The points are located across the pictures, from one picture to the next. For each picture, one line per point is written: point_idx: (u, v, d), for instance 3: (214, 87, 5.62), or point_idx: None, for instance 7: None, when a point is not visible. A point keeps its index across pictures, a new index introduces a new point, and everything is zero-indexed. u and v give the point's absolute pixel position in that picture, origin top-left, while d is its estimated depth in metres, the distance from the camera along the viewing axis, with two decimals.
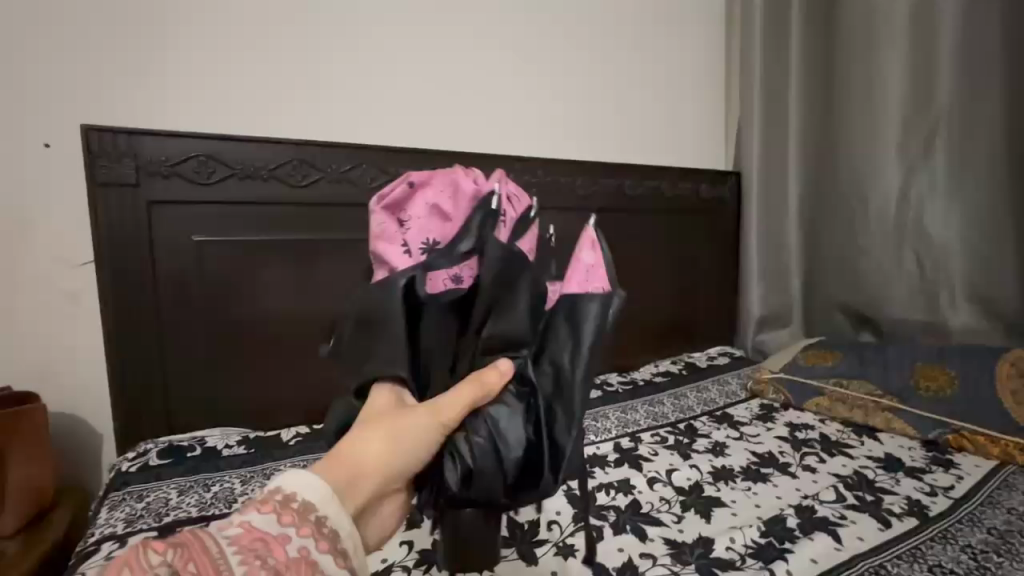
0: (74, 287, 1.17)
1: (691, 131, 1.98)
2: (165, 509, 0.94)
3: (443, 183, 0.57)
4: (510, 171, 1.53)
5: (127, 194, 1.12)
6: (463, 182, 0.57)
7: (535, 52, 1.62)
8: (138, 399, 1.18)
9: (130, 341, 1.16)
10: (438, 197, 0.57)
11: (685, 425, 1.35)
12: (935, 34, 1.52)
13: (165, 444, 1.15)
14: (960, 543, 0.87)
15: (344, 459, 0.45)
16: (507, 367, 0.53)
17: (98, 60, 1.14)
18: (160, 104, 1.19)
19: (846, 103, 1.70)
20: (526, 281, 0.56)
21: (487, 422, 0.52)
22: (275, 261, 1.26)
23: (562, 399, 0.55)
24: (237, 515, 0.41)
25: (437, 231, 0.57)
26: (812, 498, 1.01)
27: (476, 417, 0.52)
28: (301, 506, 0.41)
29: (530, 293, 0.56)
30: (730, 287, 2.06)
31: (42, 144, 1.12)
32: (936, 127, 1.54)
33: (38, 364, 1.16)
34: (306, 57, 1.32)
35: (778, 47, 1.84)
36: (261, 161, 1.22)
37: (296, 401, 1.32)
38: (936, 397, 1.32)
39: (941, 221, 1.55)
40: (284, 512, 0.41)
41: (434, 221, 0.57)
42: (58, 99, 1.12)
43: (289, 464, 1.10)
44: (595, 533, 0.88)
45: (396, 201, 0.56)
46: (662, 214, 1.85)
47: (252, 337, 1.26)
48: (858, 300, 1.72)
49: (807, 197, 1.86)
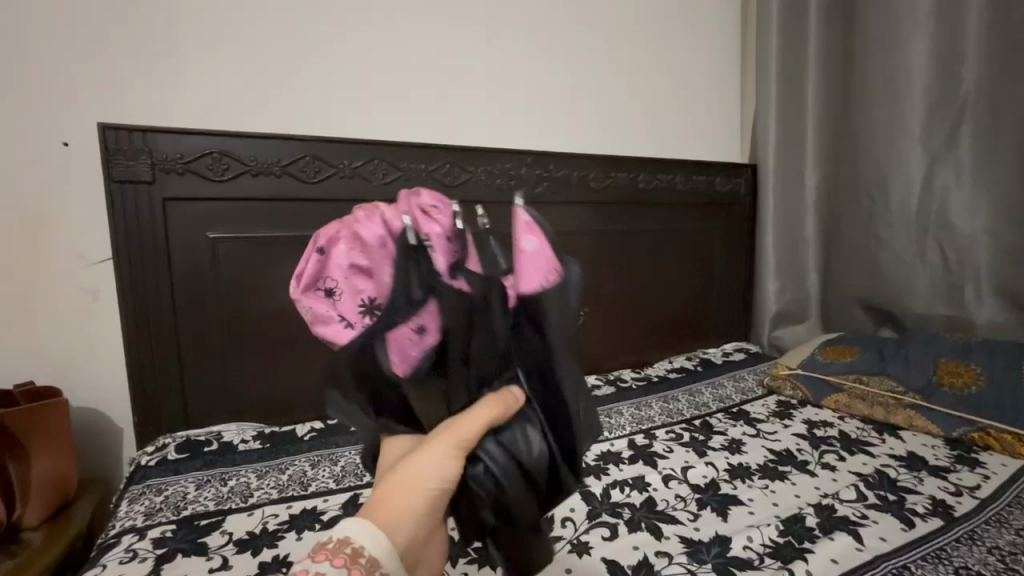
0: (93, 283, 1.19)
1: (705, 124, 1.94)
2: (183, 502, 0.95)
3: (348, 243, 0.57)
4: (522, 166, 1.52)
5: (143, 192, 1.13)
6: (363, 235, 0.57)
7: (546, 44, 1.60)
8: (157, 394, 1.19)
9: (148, 337, 1.17)
10: (353, 256, 0.57)
11: (701, 422, 1.33)
12: (960, 19, 1.47)
13: (183, 438, 1.17)
14: (986, 545, 0.85)
15: (387, 507, 0.48)
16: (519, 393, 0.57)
17: (113, 58, 1.15)
18: (176, 103, 1.20)
19: (866, 92, 1.65)
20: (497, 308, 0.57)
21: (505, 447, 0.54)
22: (289, 257, 1.27)
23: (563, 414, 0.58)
24: (308, 563, 0.44)
25: (367, 287, 0.56)
26: (831, 497, 0.99)
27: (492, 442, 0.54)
28: (368, 561, 0.44)
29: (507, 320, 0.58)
30: (746, 283, 2.02)
31: (61, 142, 1.13)
32: (962, 115, 1.49)
33: (58, 358, 1.18)
34: (317, 53, 1.32)
35: (797, 35, 1.79)
36: (274, 158, 1.22)
37: (310, 397, 1.33)
38: (961, 394, 1.29)
39: (966, 212, 1.50)
40: (354, 566, 0.44)
41: (357, 279, 0.57)
42: (75, 98, 1.13)
43: (304, 459, 1.11)
44: (609, 531, 0.88)
45: (322, 284, 0.57)
46: (676, 209, 1.83)
47: (267, 333, 1.27)
48: (878, 296, 1.68)
49: (826, 191, 1.82)
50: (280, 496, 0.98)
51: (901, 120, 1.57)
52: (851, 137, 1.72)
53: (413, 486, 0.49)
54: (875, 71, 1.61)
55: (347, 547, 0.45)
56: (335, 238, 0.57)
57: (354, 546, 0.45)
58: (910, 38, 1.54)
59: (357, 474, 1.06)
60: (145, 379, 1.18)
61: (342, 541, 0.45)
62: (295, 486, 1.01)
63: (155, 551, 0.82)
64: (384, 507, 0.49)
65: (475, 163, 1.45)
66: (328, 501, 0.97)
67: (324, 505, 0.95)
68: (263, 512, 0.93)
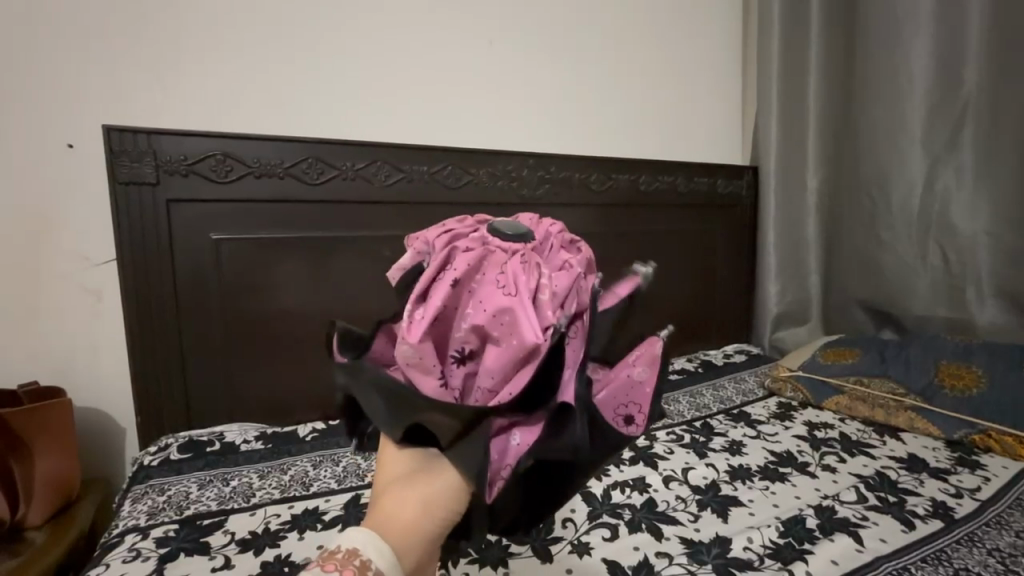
0: (97, 283, 1.20)
1: (707, 125, 1.94)
2: (186, 502, 0.96)
3: (492, 291, 0.54)
4: (523, 168, 1.53)
5: (147, 193, 1.14)
6: (509, 296, 0.53)
7: (548, 46, 1.61)
8: (159, 395, 1.20)
9: (151, 337, 1.18)
10: (485, 308, 0.53)
11: (701, 423, 1.33)
12: (961, 22, 1.48)
13: (185, 438, 1.18)
14: (987, 546, 0.85)
15: (391, 522, 0.45)
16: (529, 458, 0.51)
17: (118, 61, 1.16)
18: (180, 105, 1.21)
19: (867, 94, 1.65)
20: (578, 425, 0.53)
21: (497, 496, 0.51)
22: (290, 258, 1.27)
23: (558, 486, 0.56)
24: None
25: (475, 343, 0.53)
26: (832, 498, 0.99)
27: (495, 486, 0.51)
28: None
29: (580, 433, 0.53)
30: (747, 284, 2.02)
31: (66, 144, 1.14)
32: (963, 118, 1.50)
33: (62, 358, 1.18)
34: (320, 55, 1.32)
35: (798, 37, 1.80)
36: (276, 159, 1.23)
37: (312, 398, 1.34)
38: (962, 396, 1.29)
39: (967, 214, 1.51)
40: None
41: (475, 331, 0.52)
42: (80, 100, 1.14)
43: (306, 459, 1.12)
44: (610, 531, 0.88)
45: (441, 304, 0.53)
46: (677, 210, 1.83)
47: (269, 334, 1.28)
48: (879, 298, 1.69)
49: (827, 193, 1.83)
50: (282, 496, 0.99)
51: (902, 122, 1.58)
52: (852, 139, 1.73)
53: (424, 504, 0.46)
54: (876, 74, 1.62)
55: (356, 560, 0.41)
56: (485, 278, 0.55)
57: (362, 559, 0.41)
58: (912, 40, 1.55)
59: (359, 474, 1.06)
60: (148, 378, 1.19)
61: (350, 553, 0.41)
62: (297, 486, 1.02)
63: (157, 550, 0.83)
64: (391, 519, 0.45)
65: (477, 164, 1.46)
66: (330, 501, 0.97)
67: (326, 505, 0.96)
68: (264, 512, 0.94)
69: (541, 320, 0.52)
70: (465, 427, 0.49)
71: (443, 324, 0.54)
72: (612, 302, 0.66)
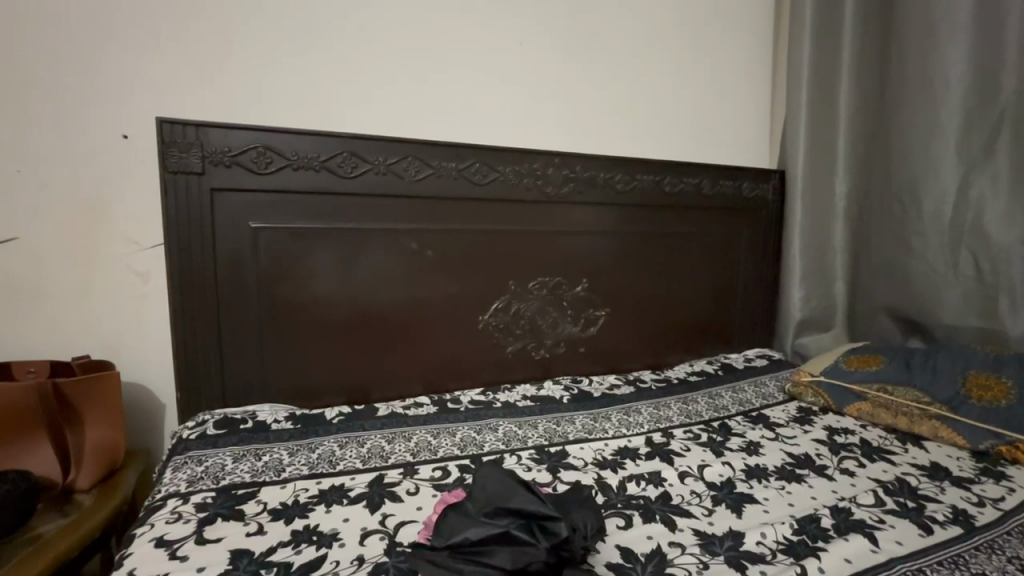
0: (145, 266, 1.27)
1: (734, 128, 1.94)
2: (221, 473, 1.02)
3: (439, 505, 0.82)
4: (550, 166, 1.55)
5: (194, 182, 1.20)
6: (449, 495, 0.84)
7: (576, 48, 1.64)
8: (199, 373, 1.27)
9: (189, 318, 1.24)
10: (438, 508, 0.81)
11: (719, 424, 1.35)
12: (1002, 27, 1.44)
13: (221, 416, 1.24)
14: (1006, 554, 0.84)
15: None
16: (455, 525, 0.73)
17: (170, 58, 1.23)
18: (228, 102, 1.28)
19: (901, 100, 1.63)
20: (504, 485, 0.78)
21: (457, 542, 0.71)
22: (323, 247, 1.33)
23: (508, 519, 0.73)
24: None
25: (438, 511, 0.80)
26: (848, 500, 1.00)
27: (457, 542, 0.71)
28: None
29: (506, 484, 0.78)
30: (771, 289, 2.01)
31: (122, 135, 1.22)
32: (999, 125, 1.46)
33: (111, 335, 1.26)
34: (357, 54, 1.38)
35: (829, 43, 1.80)
36: (314, 153, 1.29)
37: (339, 382, 1.39)
38: (989, 407, 1.26)
39: (1003, 222, 1.46)
40: None
41: (439, 508, 0.81)
42: (136, 96, 1.22)
43: (333, 439, 1.17)
44: (624, 521, 0.90)
45: (429, 524, 0.79)
46: (703, 213, 1.83)
47: (300, 318, 1.33)
48: (909, 306, 1.66)
49: (856, 200, 1.82)
50: (310, 472, 1.04)
51: (936, 127, 1.55)
52: (886, 145, 1.71)
53: None
54: (911, 79, 1.60)
55: None
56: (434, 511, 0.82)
57: None
58: (951, 44, 1.51)
59: (383, 456, 1.11)
60: (189, 357, 1.26)
61: None
62: (324, 464, 1.07)
63: (197, 514, 0.88)
64: None
65: (505, 162, 1.49)
66: (355, 479, 1.02)
67: (351, 482, 1.01)
68: (294, 486, 0.99)
69: (456, 496, 0.83)
70: (438, 524, 0.75)
71: (431, 522, 0.79)
72: (525, 481, 0.80)
